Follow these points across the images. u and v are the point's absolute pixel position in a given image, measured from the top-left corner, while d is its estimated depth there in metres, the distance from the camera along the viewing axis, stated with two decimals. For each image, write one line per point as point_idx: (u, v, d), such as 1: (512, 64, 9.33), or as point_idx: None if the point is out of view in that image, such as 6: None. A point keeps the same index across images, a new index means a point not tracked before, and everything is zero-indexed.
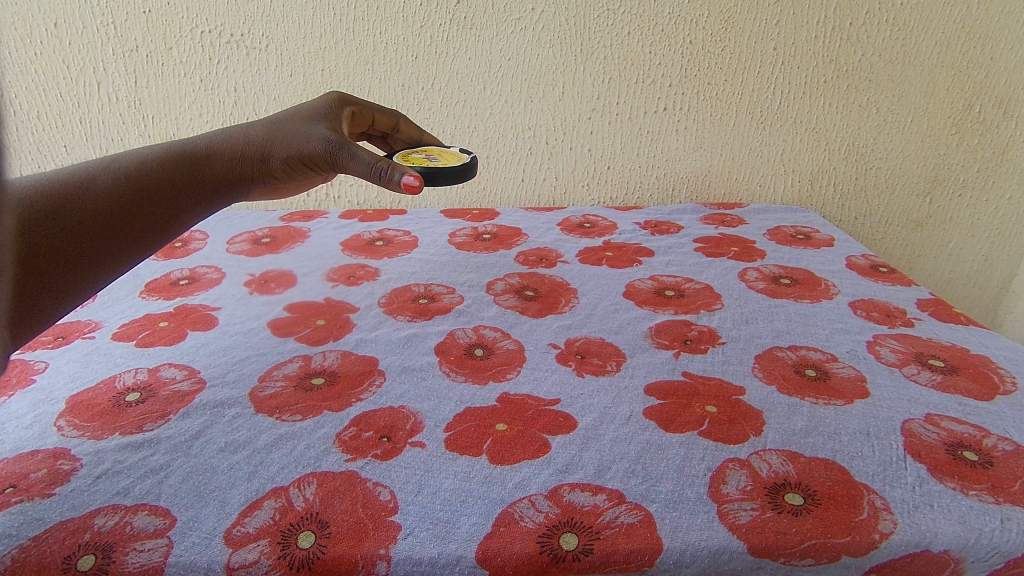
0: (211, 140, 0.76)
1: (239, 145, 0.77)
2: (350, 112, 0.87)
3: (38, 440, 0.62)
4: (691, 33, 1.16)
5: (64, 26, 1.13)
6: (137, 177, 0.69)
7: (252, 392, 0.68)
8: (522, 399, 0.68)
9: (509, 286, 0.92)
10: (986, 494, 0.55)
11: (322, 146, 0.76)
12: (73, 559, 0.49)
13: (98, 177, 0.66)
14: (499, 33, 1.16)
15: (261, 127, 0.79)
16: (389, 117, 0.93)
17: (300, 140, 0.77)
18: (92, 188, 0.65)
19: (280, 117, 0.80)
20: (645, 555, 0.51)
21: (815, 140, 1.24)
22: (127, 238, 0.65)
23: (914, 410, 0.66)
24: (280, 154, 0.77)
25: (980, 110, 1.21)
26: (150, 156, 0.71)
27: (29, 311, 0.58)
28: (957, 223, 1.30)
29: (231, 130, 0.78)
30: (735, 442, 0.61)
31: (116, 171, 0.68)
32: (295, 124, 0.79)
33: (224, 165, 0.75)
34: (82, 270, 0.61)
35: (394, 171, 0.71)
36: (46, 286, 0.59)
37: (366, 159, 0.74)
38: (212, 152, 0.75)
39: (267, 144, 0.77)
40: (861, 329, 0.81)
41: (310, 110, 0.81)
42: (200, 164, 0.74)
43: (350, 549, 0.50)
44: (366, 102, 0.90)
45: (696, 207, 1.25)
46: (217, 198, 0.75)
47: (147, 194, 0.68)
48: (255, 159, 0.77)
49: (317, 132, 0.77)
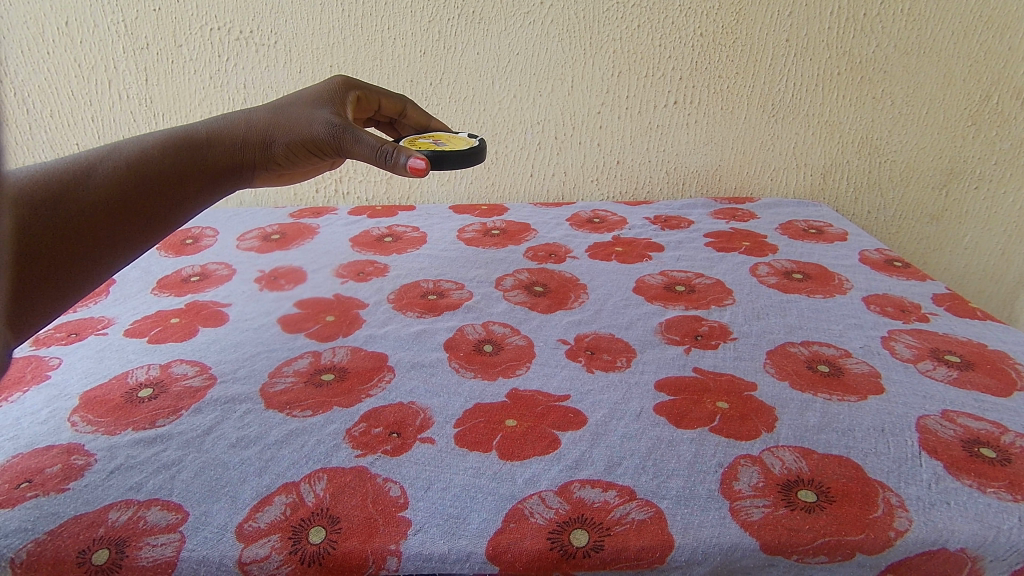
0: (213, 126, 0.76)
1: (241, 131, 0.77)
2: (355, 97, 0.87)
3: (52, 436, 0.62)
4: (702, 25, 1.15)
5: (74, 24, 1.14)
6: (140, 165, 0.69)
7: (264, 388, 0.68)
8: (532, 395, 0.67)
9: (518, 282, 0.92)
10: (1005, 492, 0.54)
11: (325, 130, 0.77)
12: (88, 553, 0.50)
13: (101, 164, 0.66)
14: (507, 27, 1.16)
15: (263, 113, 0.79)
16: (395, 102, 0.93)
17: (302, 125, 0.78)
18: (94, 174, 0.65)
19: (282, 102, 0.80)
20: (657, 551, 0.50)
21: (828, 132, 1.23)
22: (130, 224, 0.65)
23: (930, 407, 0.65)
24: (281, 138, 0.78)
25: (998, 100, 1.19)
26: (152, 143, 0.71)
27: (30, 305, 0.57)
28: (972, 216, 1.28)
29: (233, 117, 0.78)
30: (747, 438, 0.60)
31: (118, 158, 0.67)
32: (297, 109, 0.79)
33: (227, 150, 0.76)
34: (83, 261, 0.61)
35: (401, 155, 0.71)
36: (43, 279, 0.58)
37: (370, 142, 0.74)
38: (213, 138, 0.76)
39: (269, 129, 0.78)
40: (875, 324, 0.80)
41: (312, 95, 0.82)
42: (203, 150, 0.74)
43: (361, 545, 0.50)
44: (372, 86, 0.90)
45: (707, 201, 1.24)
46: (220, 182, 0.76)
47: (149, 181, 0.68)
48: (257, 144, 0.78)
49: (319, 116, 0.78)
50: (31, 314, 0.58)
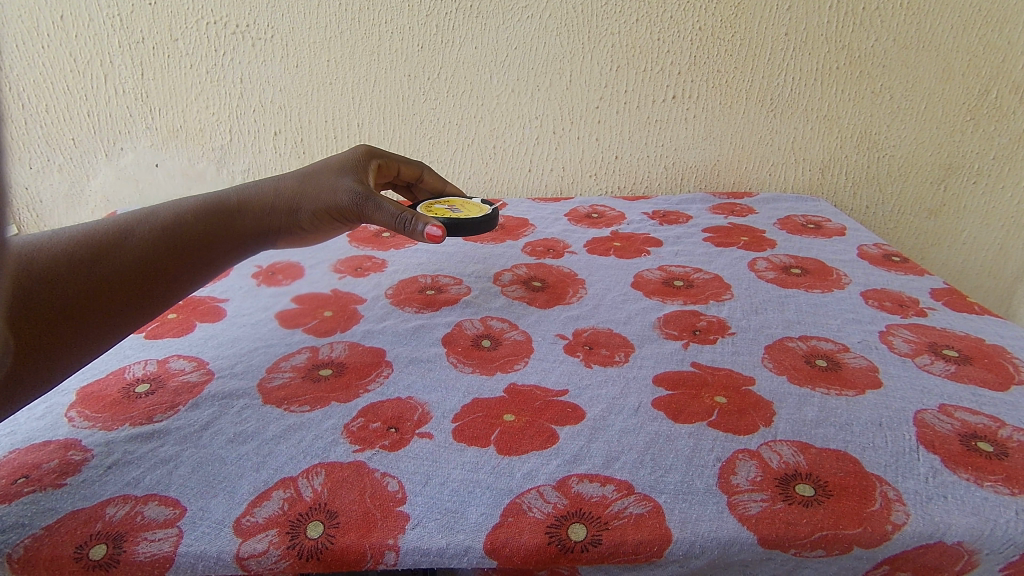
0: (245, 192, 0.77)
1: (271, 198, 0.77)
2: (378, 164, 0.88)
3: (49, 431, 0.62)
4: (701, 19, 1.15)
5: (70, 19, 1.14)
6: (173, 230, 0.69)
7: (261, 383, 0.68)
8: (530, 390, 0.67)
9: (516, 277, 0.92)
10: (1002, 485, 0.54)
11: (349, 199, 0.78)
12: (86, 549, 0.50)
13: (135, 229, 0.68)
14: (505, 21, 1.15)
15: (294, 180, 0.79)
16: (414, 168, 0.94)
17: (328, 193, 0.79)
18: (127, 239, 0.66)
19: (313, 170, 0.81)
20: (655, 546, 0.50)
21: (826, 128, 1.23)
22: (156, 291, 0.66)
23: (928, 401, 0.65)
24: (308, 207, 0.78)
25: (997, 95, 1.19)
26: (187, 208, 0.72)
27: (44, 353, 0.59)
28: (971, 211, 1.28)
29: (265, 183, 0.79)
30: (745, 433, 0.60)
31: (153, 224, 0.69)
32: (323, 177, 0.80)
33: (255, 216, 0.76)
34: (107, 323, 0.62)
35: (417, 223, 0.73)
36: (60, 338, 0.60)
37: (390, 211, 0.75)
38: (243, 205, 0.76)
39: (297, 196, 0.78)
40: (873, 319, 0.80)
41: (340, 164, 0.83)
42: (232, 216, 0.74)
43: (359, 539, 0.50)
44: (392, 154, 0.92)
45: (706, 196, 1.24)
46: (247, 246, 0.75)
47: (179, 246, 0.69)
48: (284, 211, 0.77)
49: (344, 185, 0.79)
50: (42, 369, 0.59)
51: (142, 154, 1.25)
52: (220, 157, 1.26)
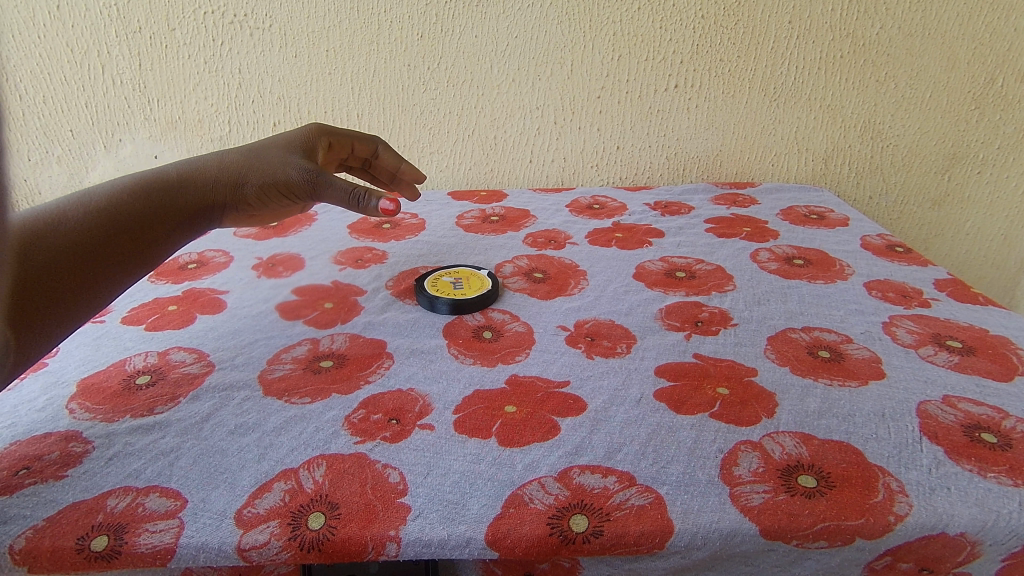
0: (187, 168, 0.79)
1: (214, 172, 0.79)
2: (328, 143, 0.90)
3: (50, 423, 0.62)
4: (703, 7, 1.14)
5: (67, 9, 1.14)
6: (117, 208, 0.71)
7: (262, 375, 0.68)
8: (532, 381, 0.67)
9: (517, 269, 0.92)
10: (1005, 476, 0.54)
11: (298, 175, 0.80)
12: (87, 540, 0.50)
13: (79, 209, 0.69)
14: (506, 9, 1.14)
15: (237, 155, 0.81)
16: (368, 144, 0.96)
17: (274, 170, 0.80)
18: (72, 220, 0.67)
19: (258, 147, 0.83)
20: (656, 537, 0.50)
21: (830, 117, 1.22)
22: (110, 266, 0.68)
23: (931, 392, 0.64)
24: (253, 180, 0.80)
25: (1003, 84, 1.18)
26: (128, 186, 0.74)
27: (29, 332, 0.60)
28: (975, 202, 1.28)
29: (206, 158, 0.81)
30: (747, 424, 0.60)
31: (95, 203, 0.70)
32: (269, 155, 0.82)
33: (201, 192, 0.78)
34: (59, 307, 0.63)
35: (371, 198, 0.75)
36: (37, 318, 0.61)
37: (343, 187, 0.77)
38: (187, 180, 0.78)
39: (240, 171, 0.80)
40: (877, 310, 0.80)
41: (284, 144, 0.85)
42: (176, 192, 0.76)
43: (360, 531, 0.50)
44: (343, 130, 0.93)
45: (707, 186, 1.23)
46: (195, 222, 0.77)
47: (126, 223, 0.71)
48: (228, 184, 0.79)
49: (291, 161, 0.81)
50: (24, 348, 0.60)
51: (140, 146, 1.25)
52: (218, 149, 1.25)
